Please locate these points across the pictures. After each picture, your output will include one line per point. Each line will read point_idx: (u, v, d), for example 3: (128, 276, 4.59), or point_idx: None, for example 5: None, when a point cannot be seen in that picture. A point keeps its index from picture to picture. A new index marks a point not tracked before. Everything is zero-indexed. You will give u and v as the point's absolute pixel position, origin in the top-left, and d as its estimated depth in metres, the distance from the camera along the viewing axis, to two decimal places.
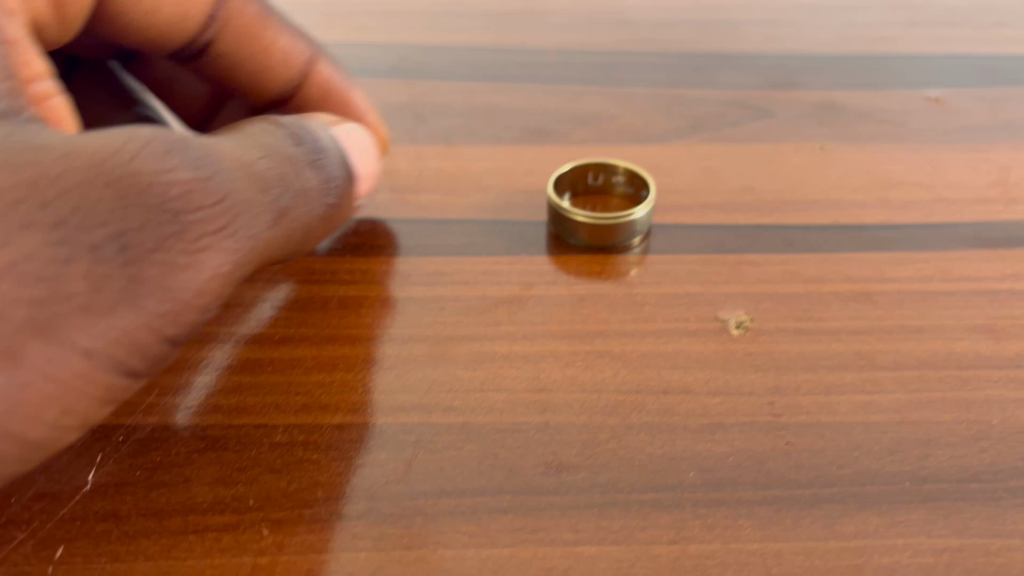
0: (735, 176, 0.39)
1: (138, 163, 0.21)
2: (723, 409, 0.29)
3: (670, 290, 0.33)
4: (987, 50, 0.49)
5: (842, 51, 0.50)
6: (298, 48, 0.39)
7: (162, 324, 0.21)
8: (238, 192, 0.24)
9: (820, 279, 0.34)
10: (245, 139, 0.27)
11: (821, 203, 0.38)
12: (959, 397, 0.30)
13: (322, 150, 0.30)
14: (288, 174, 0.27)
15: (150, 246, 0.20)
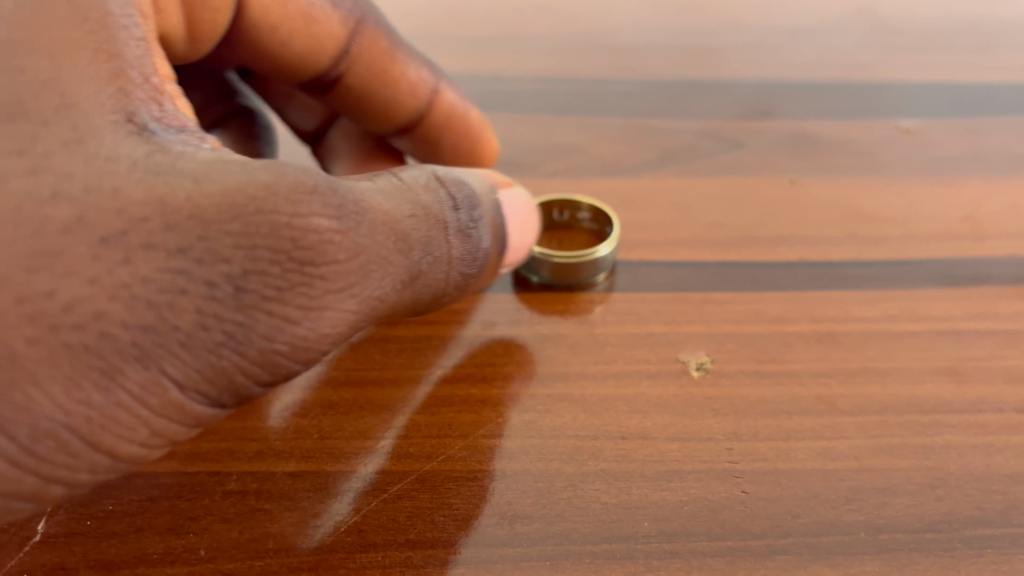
0: (705, 211, 0.39)
1: (287, 203, 0.19)
2: (680, 455, 0.29)
3: (634, 330, 0.33)
4: (961, 77, 0.49)
5: (818, 77, 0.50)
6: (423, 77, 0.38)
7: (258, 368, 0.20)
8: (375, 247, 0.22)
9: (784, 318, 0.34)
10: (395, 191, 0.24)
11: (790, 238, 0.38)
12: (918, 443, 0.29)
13: (476, 214, 0.27)
14: (431, 239, 0.25)
15: (268, 295, 0.19)
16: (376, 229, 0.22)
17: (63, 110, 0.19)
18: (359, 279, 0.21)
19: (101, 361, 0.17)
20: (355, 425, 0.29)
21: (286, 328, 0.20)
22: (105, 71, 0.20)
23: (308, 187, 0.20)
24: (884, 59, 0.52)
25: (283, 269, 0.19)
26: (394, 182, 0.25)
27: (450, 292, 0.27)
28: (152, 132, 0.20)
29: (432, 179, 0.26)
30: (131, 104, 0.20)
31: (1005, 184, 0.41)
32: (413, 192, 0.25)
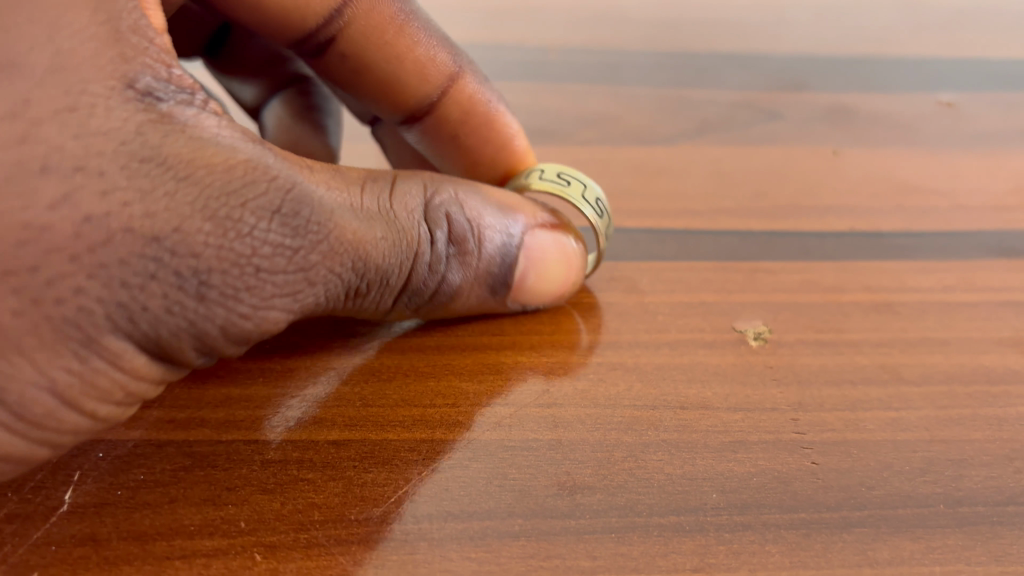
0: (748, 180, 0.38)
1: (248, 214, 0.21)
2: (744, 426, 0.27)
3: (684, 299, 0.32)
4: (999, 53, 0.48)
5: (850, 53, 0.48)
6: (440, 60, 0.37)
7: (207, 340, 0.22)
8: (325, 263, 0.24)
9: (840, 288, 0.32)
10: (378, 210, 0.26)
11: (835, 208, 0.36)
12: (990, 414, 0.28)
13: (461, 244, 0.29)
14: (395, 265, 0.27)
15: (224, 291, 0.21)
16: (335, 248, 0.24)
17: (60, 70, 0.19)
18: (304, 287, 0.24)
19: (81, 332, 0.19)
20: (396, 391, 0.28)
21: (235, 321, 0.22)
22: (104, 32, 0.20)
23: (272, 206, 0.22)
24: (919, 34, 0.50)
25: (240, 272, 0.21)
26: (382, 203, 0.26)
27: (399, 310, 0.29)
28: (156, 96, 0.21)
29: (417, 199, 0.28)
30: (133, 70, 0.20)
31: None
32: (396, 219, 0.27)
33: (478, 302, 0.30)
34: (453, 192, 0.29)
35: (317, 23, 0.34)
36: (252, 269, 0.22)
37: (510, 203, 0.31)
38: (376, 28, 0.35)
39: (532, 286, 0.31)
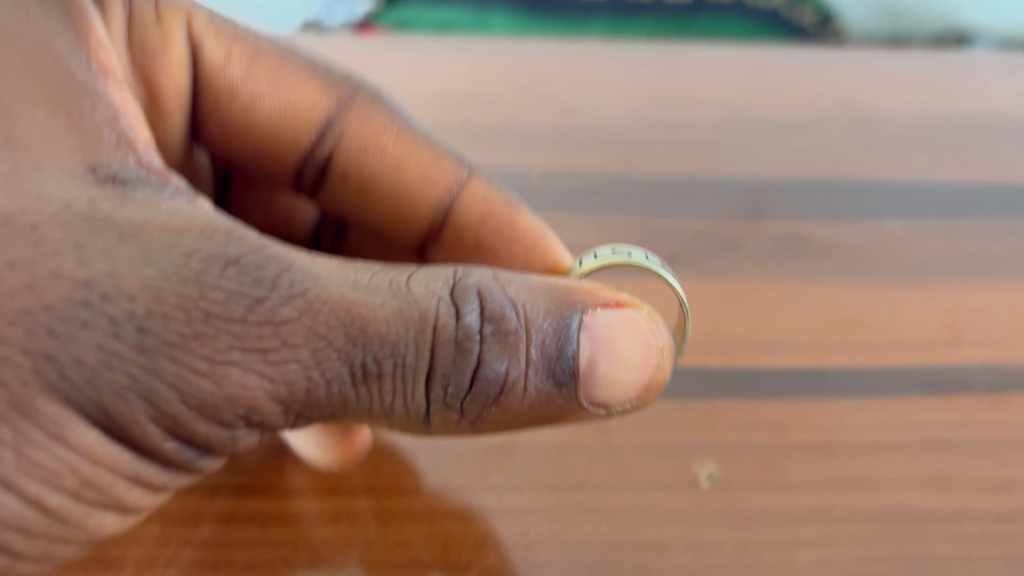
0: (709, 316, 0.42)
1: (204, 262, 0.24)
2: (695, 566, 0.32)
3: (651, 439, 0.36)
4: (944, 175, 0.52)
5: (808, 177, 0.52)
6: (445, 165, 0.42)
7: (167, 410, 0.24)
8: (305, 328, 0.25)
9: (784, 427, 0.37)
10: (377, 291, 0.27)
11: (784, 344, 0.41)
12: (907, 553, 0.33)
13: (506, 323, 0.28)
14: (401, 343, 0.26)
15: (182, 344, 0.23)
16: (315, 312, 0.25)
17: (26, 155, 0.25)
18: (280, 354, 0.25)
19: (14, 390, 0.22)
20: (392, 534, 0.32)
21: (192, 387, 0.24)
22: (74, 129, 0.27)
23: (232, 259, 0.25)
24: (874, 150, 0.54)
25: (196, 317, 0.24)
26: (387, 291, 0.27)
27: (424, 409, 0.28)
28: (115, 182, 0.26)
29: (443, 288, 0.28)
30: (100, 159, 0.27)
31: (984, 292, 0.44)
32: (408, 296, 0.27)
33: (544, 399, 0.29)
34: (500, 278, 0.29)
35: (311, 141, 0.41)
36: (217, 310, 0.24)
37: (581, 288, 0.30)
38: (368, 137, 0.41)
39: (611, 378, 0.29)
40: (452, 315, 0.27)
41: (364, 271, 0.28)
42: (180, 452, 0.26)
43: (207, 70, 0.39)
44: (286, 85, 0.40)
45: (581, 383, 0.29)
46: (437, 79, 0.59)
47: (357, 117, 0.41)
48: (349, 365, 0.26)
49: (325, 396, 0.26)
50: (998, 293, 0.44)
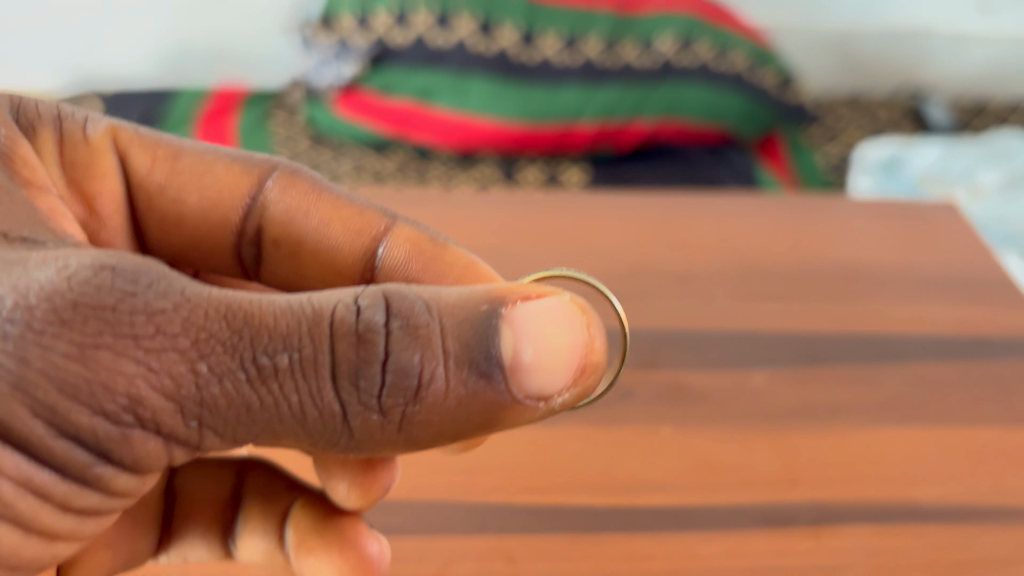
0: (606, 454, 0.49)
1: (78, 271, 0.29)
2: None
3: (545, 566, 0.44)
4: (797, 327, 0.59)
5: (704, 326, 0.58)
6: (365, 212, 0.48)
7: (46, 392, 0.28)
8: (178, 321, 0.29)
9: (649, 556, 0.45)
10: (266, 298, 0.31)
11: (658, 486, 0.48)
12: None
13: (413, 315, 0.32)
14: (292, 337, 0.30)
15: (54, 335, 0.28)
16: (186, 309, 0.29)
17: None
18: (154, 341, 0.29)
19: None
20: None
21: (68, 371, 0.28)
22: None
23: (110, 267, 0.29)
24: (737, 303, 0.61)
25: (68, 311, 0.28)
26: (280, 300, 0.31)
27: (335, 407, 0.31)
28: (20, 245, 0.32)
29: (342, 297, 0.32)
30: (14, 231, 0.33)
31: (836, 434, 0.52)
32: (296, 304, 0.31)
33: (472, 390, 0.32)
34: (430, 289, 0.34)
35: (239, 215, 0.48)
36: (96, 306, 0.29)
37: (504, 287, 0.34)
38: (292, 196, 0.48)
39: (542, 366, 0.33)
40: (356, 311, 0.31)
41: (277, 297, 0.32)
42: (73, 452, 0.30)
43: (136, 176, 0.47)
44: (203, 174, 0.47)
45: (510, 376, 0.32)
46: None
47: (275, 189, 0.47)
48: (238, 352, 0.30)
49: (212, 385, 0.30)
50: (833, 438, 0.51)
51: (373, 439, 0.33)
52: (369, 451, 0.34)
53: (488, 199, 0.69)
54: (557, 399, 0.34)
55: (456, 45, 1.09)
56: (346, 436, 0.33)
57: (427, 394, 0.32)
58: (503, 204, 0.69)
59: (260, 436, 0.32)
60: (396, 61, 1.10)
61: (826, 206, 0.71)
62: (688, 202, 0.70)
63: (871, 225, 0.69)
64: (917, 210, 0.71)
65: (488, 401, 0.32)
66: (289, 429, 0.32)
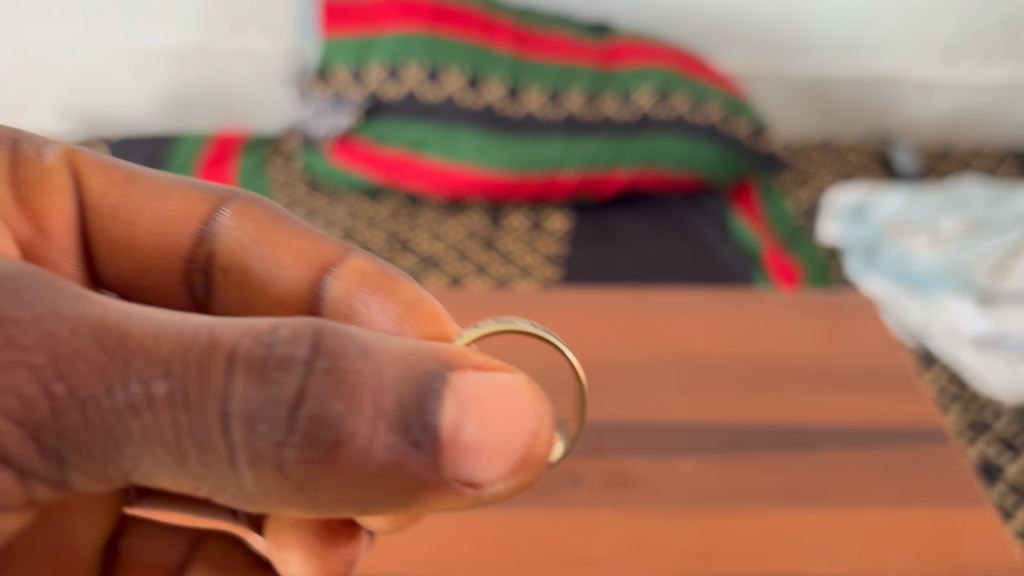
0: (553, 537, 0.61)
1: None
2: None
3: None
4: (717, 421, 0.70)
5: (644, 417, 0.70)
6: (324, 240, 0.54)
7: None
8: (36, 346, 0.31)
9: None
10: (149, 321, 0.33)
11: (594, 562, 0.59)
12: None
13: (347, 368, 0.33)
14: (167, 363, 0.32)
15: None
16: (50, 330, 0.32)
17: None
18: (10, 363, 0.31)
19: None
20: None
21: None
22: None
23: None
24: (667, 399, 0.72)
25: None
26: (169, 327, 0.33)
27: (215, 444, 0.32)
28: None
29: (263, 326, 0.34)
30: None
31: (747, 515, 0.63)
32: (186, 332, 0.33)
33: (398, 459, 0.33)
34: (383, 339, 0.35)
35: (192, 240, 0.52)
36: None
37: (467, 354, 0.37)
38: (249, 225, 0.52)
39: (479, 450, 0.35)
40: (271, 345, 0.33)
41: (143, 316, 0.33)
42: None
43: (90, 200, 0.51)
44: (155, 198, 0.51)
45: (440, 440, 0.33)
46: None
47: (233, 218, 0.52)
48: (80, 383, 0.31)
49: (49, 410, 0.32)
50: (745, 517, 0.63)
51: (263, 492, 0.34)
52: (260, 502, 0.34)
53: (455, 300, 0.81)
54: (486, 485, 0.36)
55: (455, 96, 1.50)
56: (238, 480, 0.33)
57: (347, 450, 0.32)
58: (479, 300, 0.80)
59: (119, 460, 0.33)
60: (401, 109, 1.52)
61: (758, 301, 0.82)
62: (629, 299, 0.82)
63: (795, 318, 0.80)
64: (837, 303, 0.83)
65: (405, 471, 0.33)
66: (152, 458, 0.33)
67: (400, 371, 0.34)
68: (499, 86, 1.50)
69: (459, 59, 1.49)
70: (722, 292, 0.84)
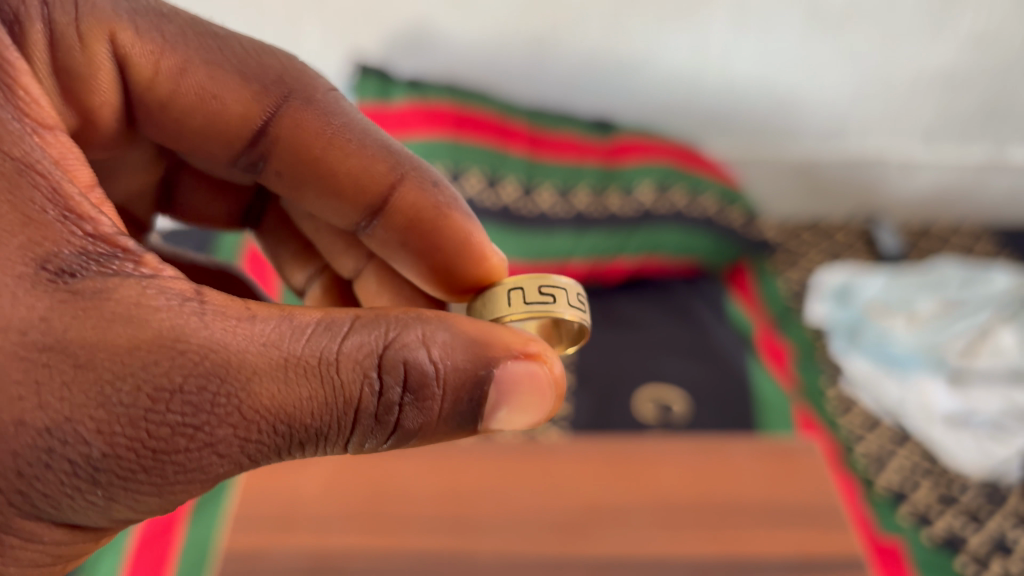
0: None
1: (220, 391, 0.62)
2: None
3: None
4: (681, 553, 0.95)
5: (630, 553, 0.95)
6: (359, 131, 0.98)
7: (174, 442, 0.61)
8: (254, 425, 0.63)
9: None
10: (320, 388, 0.65)
11: None
12: None
13: (423, 384, 0.68)
14: (334, 413, 0.66)
15: (192, 426, 0.61)
16: (265, 417, 0.63)
17: (31, 170, 0.61)
18: (242, 431, 0.63)
19: (120, 425, 0.60)
20: None
21: (190, 442, 0.62)
22: (48, 115, 0.65)
23: (234, 395, 0.62)
24: (647, 536, 0.97)
25: (200, 418, 0.62)
26: (331, 394, 0.65)
27: (345, 437, 0.68)
28: (79, 249, 0.61)
29: (375, 375, 0.66)
30: (35, 157, 0.62)
31: None
32: (341, 394, 0.65)
33: (447, 429, 0.71)
34: (442, 344, 0.69)
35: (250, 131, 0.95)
36: (125, 407, 0.60)
37: (514, 343, 0.71)
38: (299, 130, 0.95)
39: (502, 414, 0.72)
40: (378, 374, 0.66)
41: (252, 331, 0.63)
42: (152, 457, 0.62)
43: (153, 75, 0.88)
44: (211, 68, 0.90)
45: (479, 410, 0.71)
46: (397, 474, 1.06)
47: (290, 113, 0.94)
48: (265, 445, 0.65)
49: (254, 457, 0.66)
50: None
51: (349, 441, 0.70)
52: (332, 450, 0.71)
53: (491, 454, 1.09)
54: (497, 426, 0.73)
55: (476, 197, 1.99)
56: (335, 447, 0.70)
57: (422, 429, 0.70)
58: (511, 454, 1.09)
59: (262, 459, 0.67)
60: None
61: (724, 450, 1.09)
62: (625, 448, 1.10)
63: (752, 464, 1.07)
64: (790, 449, 1.09)
65: (450, 429, 0.72)
66: (293, 451, 0.67)
67: (460, 372, 0.69)
68: (514, 186, 2.04)
69: (479, 164, 2.02)
70: (699, 442, 1.11)
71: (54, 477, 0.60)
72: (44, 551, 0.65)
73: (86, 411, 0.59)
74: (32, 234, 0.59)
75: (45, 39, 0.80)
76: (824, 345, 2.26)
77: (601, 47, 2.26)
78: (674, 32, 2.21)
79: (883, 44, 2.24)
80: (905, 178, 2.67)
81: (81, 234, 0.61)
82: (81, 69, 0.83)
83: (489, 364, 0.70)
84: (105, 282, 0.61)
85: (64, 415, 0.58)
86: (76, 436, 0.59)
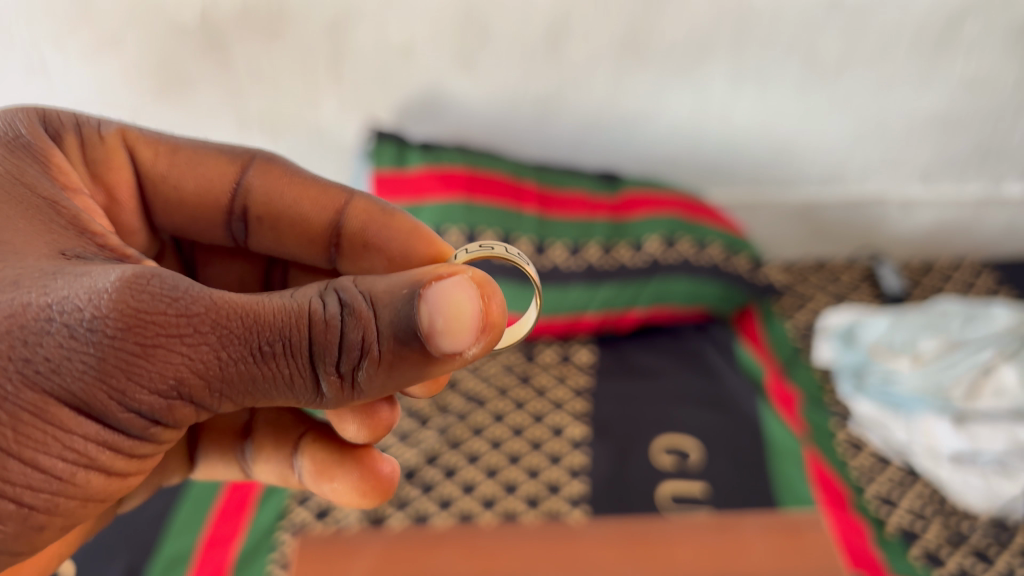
0: None
1: (192, 284, 0.73)
2: None
3: None
4: None
5: None
6: (320, 179, 1.08)
7: (160, 308, 0.70)
8: (223, 309, 0.72)
9: None
10: (275, 300, 0.76)
11: None
12: None
13: (354, 301, 0.76)
14: (292, 319, 0.75)
15: (173, 297, 0.71)
16: (232, 306, 0.73)
17: (61, 208, 0.84)
18: (213, 314, 0.72)
19: (111, 290, 0.69)
20: None
21: (172, 312, 0.70)
22: (79, 191, 0.92)
23: (205, 288, 0.73)
24: None
25: (179, 293, 0.71)
26: (287, 302, 0.76)
27: (307, 358, 0.75)
28: (95, 252, 0.81)
29: (321, 297, 0.77)
30: (63, 199, 0.85)
31: None
32: (294, 306, 0.75)
33: (396, 352, 0.77)
34: (369, 281, 0.79)
35: (229, 194, 1.05)
36: (116, 280, 0.70)
37: (437, 272, 0.79)
38: (270, 182, 1.05)
39: (438, 321, 0.76)
40: (318, 298, 0.77)
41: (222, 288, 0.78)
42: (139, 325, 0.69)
43: (151, 159, 1.03)
44: (196, 150, 1.05)
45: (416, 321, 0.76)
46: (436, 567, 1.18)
47: (257, 166, 1.06)
48: (235, 335, 0.72)
49: (229, 355, 0.72)
50: None
51: (309, 375, 0.76)
52: (302, 392, 0.77)
53: (520, 539, 1.20)
54: (443, 343, 0.76)
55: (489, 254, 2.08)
56: (304, 380, 0.76)
57: (370, 354, 0.76)
58: (538, 540, 1.20)
59: (237, 365, 0.73)
60: None
61: (733, 527, 1.19)
62: (641, 530, 1.20)
63: (759, 538, 1.16)
64: (795, 527, 1.18)
65: (397, 353, 0.77)
66: (263, 363, 0.74)
67: (387, 292, 0.78)
68: (527, 243, 2.13)
69: (491, 224, 2.11)
70: (712, 521, 1.21)
71: (51, 342, 0.68)
72: (51, 442, 0.70)
73: (84, 286, 0.70)
74: (62, 238, 0.81)
75: (76, 139, 0.97)
76: (831, 388, 2.33)
77: (607, 103, 2.35)
78: (676, 92, 2.33)
79: (878, 89, 2.33)
80: (905, 217, 2.74)
81: (94, 245, 0.82)
82: (101, 162, 0.99)
83: (414, 284, 0.77)
84: (109, 261, 0.79)
85: (67, 294, 0.70)
86: (76, 302, 0.69)
